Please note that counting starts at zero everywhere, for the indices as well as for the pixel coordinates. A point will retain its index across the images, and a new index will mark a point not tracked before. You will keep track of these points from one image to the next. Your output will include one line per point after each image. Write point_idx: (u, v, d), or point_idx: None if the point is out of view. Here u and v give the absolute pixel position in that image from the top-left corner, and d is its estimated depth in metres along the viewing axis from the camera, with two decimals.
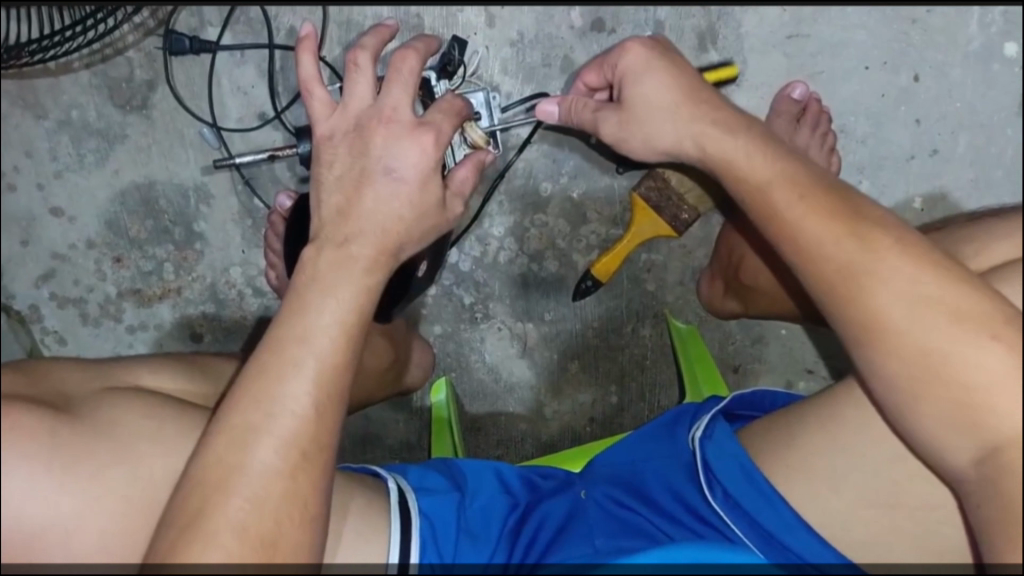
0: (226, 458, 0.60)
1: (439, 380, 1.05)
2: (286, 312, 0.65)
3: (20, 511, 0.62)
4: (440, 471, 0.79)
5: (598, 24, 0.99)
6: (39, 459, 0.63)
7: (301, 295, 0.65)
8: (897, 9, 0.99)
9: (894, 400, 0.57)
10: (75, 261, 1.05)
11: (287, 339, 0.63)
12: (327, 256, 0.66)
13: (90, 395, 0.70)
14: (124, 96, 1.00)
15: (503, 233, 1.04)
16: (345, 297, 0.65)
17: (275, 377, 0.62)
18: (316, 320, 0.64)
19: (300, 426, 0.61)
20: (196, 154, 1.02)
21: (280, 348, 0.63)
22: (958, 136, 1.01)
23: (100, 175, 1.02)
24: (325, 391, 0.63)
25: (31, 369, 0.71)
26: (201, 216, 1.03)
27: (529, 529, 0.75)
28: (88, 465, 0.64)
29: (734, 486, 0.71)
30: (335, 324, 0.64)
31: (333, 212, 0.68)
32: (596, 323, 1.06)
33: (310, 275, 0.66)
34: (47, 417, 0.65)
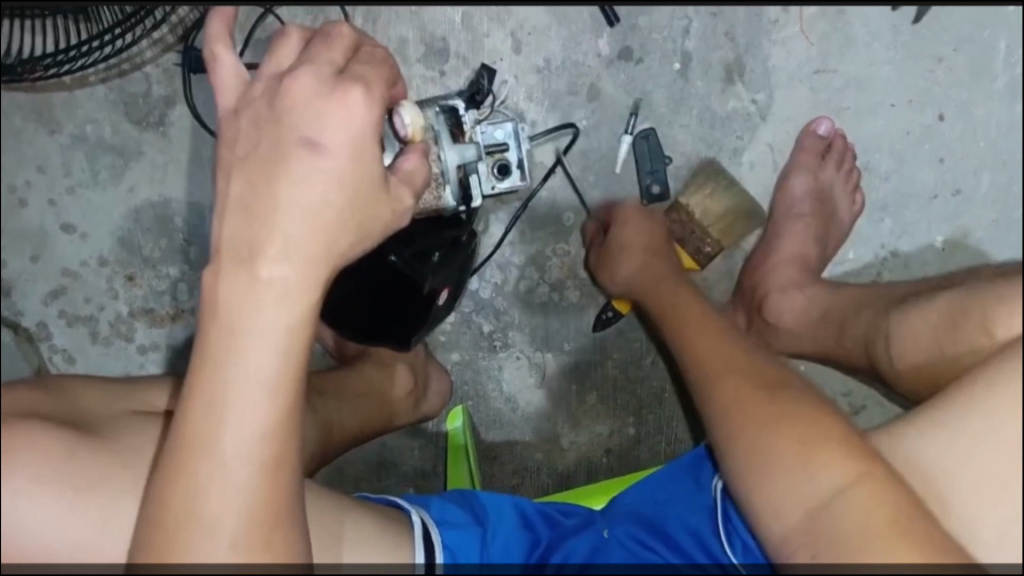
0: (166, 517, 0.53)
1: (456, 408, 1.04)
2: (201, 364, 0.53)
3: (31, 537, 0.59)
4: (460, 504, 0.75)
5: (626, 53, 0.98)
6: (53, 485, 0.59)
7: (216, 330, 0.53)
8: (924, 47, 0.97)
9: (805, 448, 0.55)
10: (87, 279, 1.03)
11: (207, 396, 0.52)
12: (252, 286, 0.53)
13: (110, 418, 0.68)
14: (140, 113, 0.98)
15: (524, 261, 1.03)
16: (268, 339, 0.53)
17: (201, 440, 0.52)
18: (244, 355, 0.52)
19: (246, 491, 0.52)
20: (213, 173, 0.99)
21: (198, 405, 0.53)
22: (980, 174, 0.99)
23: (114, 192, 1.00)
24: (269, 432, 0.53)
25: (52, 388, 0.69)
26: (216, 235, 1.00)
27: (551, 572, 0.72)
28: (104, 489, 0.60)
29: (756, 534, 0.67)
30: (272, 364, 0.53)
31: (242, 229, 0.53)
32: (615, 355, 1.05)
33: (219, 316, 0.53)
34: (66, 439, 0.62)
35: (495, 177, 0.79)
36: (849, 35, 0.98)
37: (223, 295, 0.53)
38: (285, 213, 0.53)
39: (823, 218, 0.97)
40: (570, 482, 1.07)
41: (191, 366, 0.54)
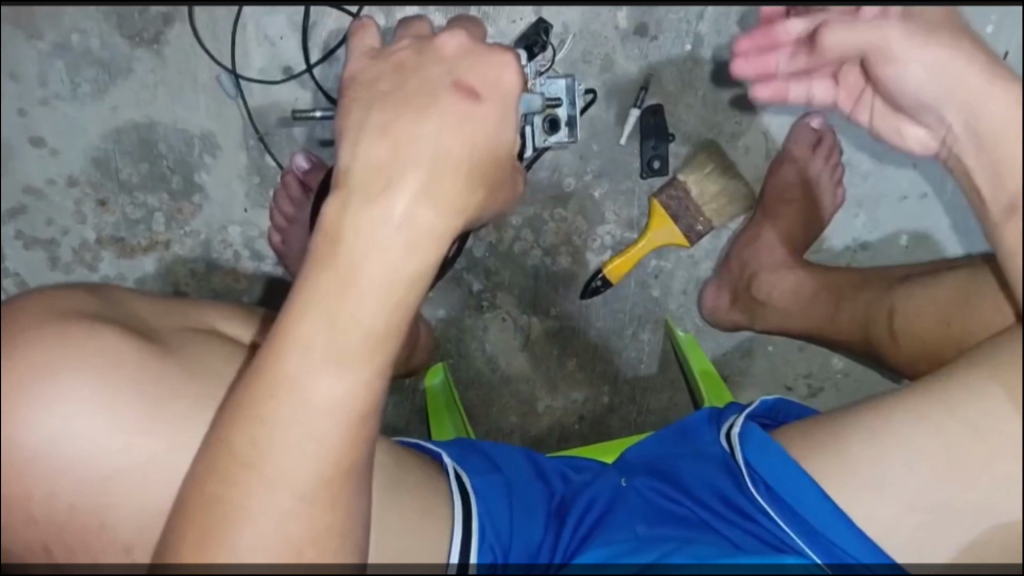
0: (235, 447, 0.55)
1: (436, 364, 1.03)
2: (313, 279, 0.57)
3: (93, 447, 0.56)
4: (477, 454, 0.81)
5: (642, 28, 0.99)
6: (123, 394, 0.57)
7: (333, 263, 0.57)
8: None
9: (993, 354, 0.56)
10: (53, 199, 0.95)
11: (313, 310, 0.56)
12: (364, 209, 0.58)
13: (168, 331, 0.64)
14: (134, 28, 0.93)
15: (521, 223, 1.03)
16: (380, 269, 0.57)
17: (300, 352, 0.56)
18: (358, 295, 0.57)
19: (341, 410, 0.56)
20: (208, 101, 0.95)
21: (302, 319, 0.56)
22: (947, 182, 1.08)
23: (95, 109, 0.94)
24: (361, 383, 0.57)
25: (103, 293, 0.65)
26: (204, 166, 0.96)
27: (572, 515, 0.77)
28: (174, 405, 0.58)
29: (773, 478, 0.73)
30: (383, 310, 0.57)
31: (374, 163, 0.59)
32: (599, 324, 1.06)
33: (334, 237, 0.58)
34: (136, 347, 0.59)
35: (546, 132, 0.80)
36: None
37: (350, 226, 0.58)
38: (411, 153, 0.59)
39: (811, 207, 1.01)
40: (541, 446, 1.07)
41: (300, 281, 0.58)
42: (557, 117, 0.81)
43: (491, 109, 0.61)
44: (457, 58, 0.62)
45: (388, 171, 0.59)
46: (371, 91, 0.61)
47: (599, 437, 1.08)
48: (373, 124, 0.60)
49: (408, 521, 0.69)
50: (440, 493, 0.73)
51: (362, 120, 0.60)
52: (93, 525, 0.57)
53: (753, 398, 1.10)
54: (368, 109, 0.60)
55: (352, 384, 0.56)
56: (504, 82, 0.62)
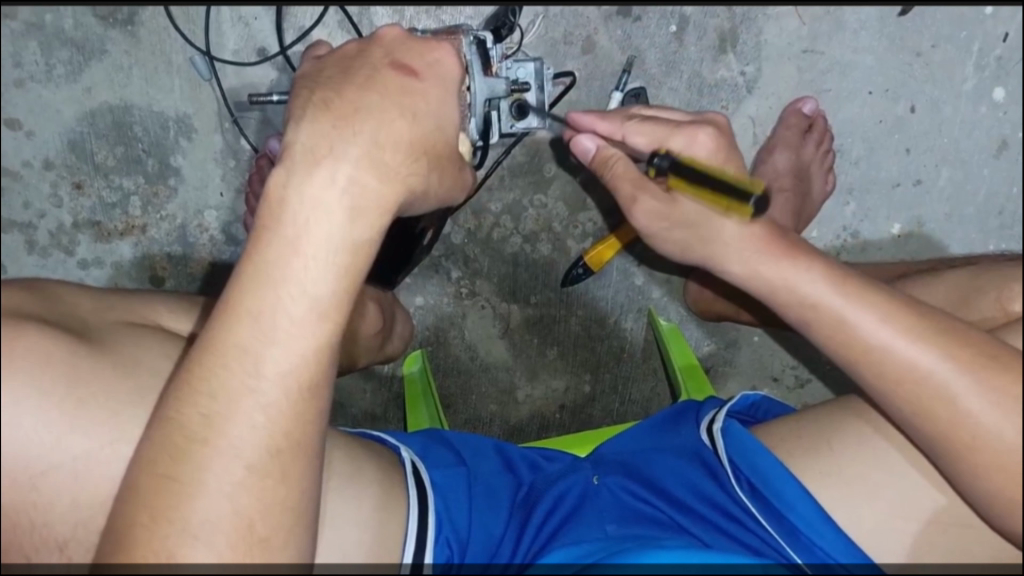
0: (186, 422, 0.52)
1: (415, 352, 1.02)
2: (268, 252, 0.54)
3: (22, 447, 0.55)
4: (443, 446, 0.79)
5: (625, 9, 0.97)
6: (51, 392, 0.56)
7: (277, 232, 0.54)
8: (905, 40, 1.02)
9: (934, 436, 0.59)
10: (28, 181, 0.95)
11: (263, 281, 0.53)
12: (319, 178, 0.55)
13: (106, 327, 0.64)
14: (107, 8, 0.92)
15: (500, 209, 1.02)
16: (331, 231, 0.55)
17: (249, 328, 0.53)
18: (305, 265, 0.54)
19: (288, 386, 0.53)
20: (182, 83, 0.94)
21: (261, 292, 0.53)
22: (941, 169, 1.05)
23: (69, 91, 0.93)
24: (310, 353, 0.54)
25: (37, 290, 0.64)
26: (179, 150, 0.95)
27: (539, 508, 0.77)
28: (101, 405, 0.57)
29: (758, 476, 0.72)
30: (330, 278, 0.54)
31: (325, 130, 0.56)
32: (580, 312, 1.05)
33: (278, 203, 0.55)
34: (66, 346, 0.58)
35: (513, 118, 0.77)
36: (840, 22, 1.01)
37: (295, 195, 0.54)
38: (364, 121, 0.56)
39: (801, 195, 0.97)
40: (522, 435, 1.06)
41: (248, 250, 0.54)
42: (525, 104, 0.77)
43: (430, 85, 0.60)
44: (396, 43, 0.61)
45: (328, 138, 0.55)
46: (317, 79, 0.59)
47: (580, 427, 1.07)
48: (313, 103, 0.57)
49: (363, 513, 0.67)
50: (397, 483, 0.72)
51: (306, 101, 0.57)
52: (22, 525, 0.56)
53: (737, 388, 1.08)
54: (315, 90, 0.58)
55: (299, 356, 0.53)
56: (443, 66, 0.61)
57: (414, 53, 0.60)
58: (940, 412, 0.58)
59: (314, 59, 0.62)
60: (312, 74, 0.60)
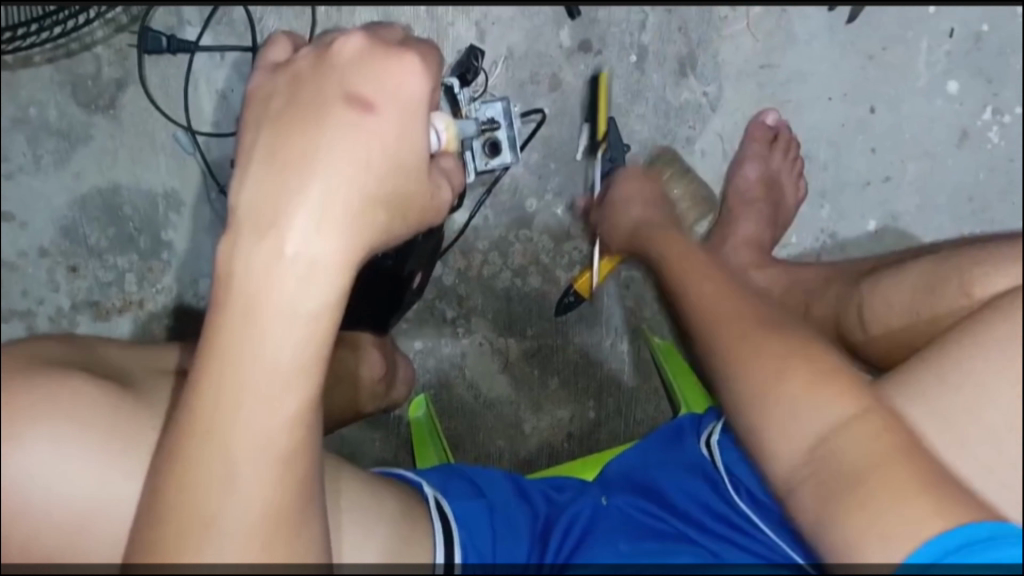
0: (165, 500, 0.50)
1: (418, 397, 1.03)
2: (227, 320, 0.50)
3: (62, 486, 0.57)
4: (460, 479, 0.80)
5: (585, 45, 1.01)
6: (89, 430, 0.58)
7: (235, 297, 0.50)
8: (858, 45, 1.06)
9: (750, 417, 0.63)
10: (25, 270, 0.97)
11: (227, 350, 0.50)
12: (269, 241, 0.50)
13: (139, 372, 0.66)
14: (89, 95, 0.95)
15: (487, 247, 1.05)
16: (287, 294, 0.50)
17: (216, 402, 0.50)
18: (264, 332, 0.50)
19: (264, 458, 0.50)
20: (167, 159, 0.96)
21: (224, 360, 0.50)
22: (907, 164, 1.09)
23: (57, 179, 0.96)
24: (281, 422, 0.50)
25: (78, 345, 0.68)
26: (170, 224, 0.97)
27: (558, 532, 0.77)
28: (133, 443, 0.58)
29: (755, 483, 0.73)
30: (293, 343, 0.50)
31: (270, 186, 0.50)
32: (576, 339, 1.07)
33: (231, 270, 0.51)
34: (105, 393, 0.60)
35: (487, 156, 0.81)
36: (793, 34, 1.05)
37: (245, 262, 0.50)
38: (311, 172, 0.50)
39: (773, 202, 1.02)
40: (533, 468, 1.07)
41: (211, 315, 0.51)
42: (496, 141, 0.81)
43: (389, 117, 0.51)
44: (348, 64, 0.52)
45: (277, 198, 0.50)
46: (264, 113, 0.53)
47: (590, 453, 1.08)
48: (258, 155, 0.51)
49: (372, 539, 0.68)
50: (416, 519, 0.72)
51: (251, 153, 0.51)
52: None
53: None
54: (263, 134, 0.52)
55: (272, 425, 0.50)
56: None
57: (369, 78, 0.51)
58: (764, 403, 0.62)
59: (268, 75, 0.55)
60: (262, 101, 0.53)
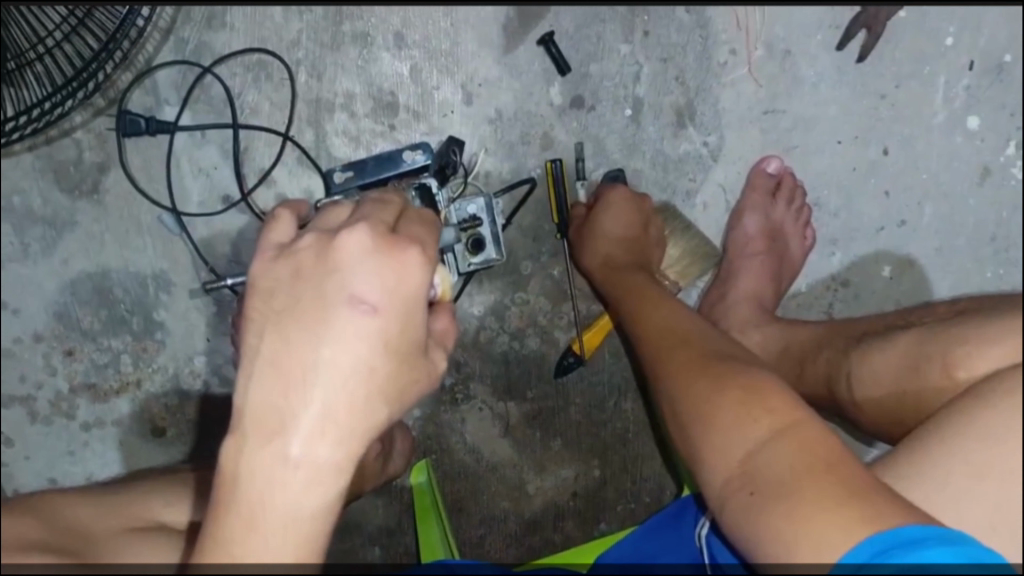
0: None
1: (419, 462, 1.02)
2: (224, 524, 0.47)
3: None
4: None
5: (578, 101, 0.96)
6: None
7: (234, 505, 0.47)
8: (868, 85, 1.00)
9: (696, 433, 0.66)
10: (21, 356, 0.97)
11: (221, 560, 0.47)
12: (275, 458, 0.47)
13: (110, 540, 0.65)
14: (72, 180, 0.93)
15: (484, 311, 1.01)
16: (294, 503, 0.47)
17: None
18: (263, 543, 0.47)
19: None
20: (154, 241, 0.95)
21: (213, 570, 0.47)
22: (924, 207, 1.03)
23: (47, 265, 0.95)
24: None
25: (38, 508, 0.67)
26: (161, 304, 0.96)
27: None
28: None
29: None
30: (290, 550, 0.47)
31: (272, 394, 0.46)
32: (578, 400, 1.04)
33: (231, 476, 0.47)
34: (68, 573, 0.59)
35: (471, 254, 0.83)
36: (798, 76, 0.99)
37: (245, 473, 0.47)
38: (316, 384, 0.46)
39: (777, 256, 0.98)
40: (540, 528, 1.06)
41: (209, 518, 0.48)
42: (480, 237, 0.82)
43: (408, 305, 0.47)
44: (352, 261, 0.47)
45: (281, 409, 0.46)
46: (266, 307, 0.48)
47: (596, 512, 1.06)
48: (260, 361, 0.47)
49: None
50: None
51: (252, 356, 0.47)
52: None
53: None
54: (262, 329, 0.47)
55: None
56: None
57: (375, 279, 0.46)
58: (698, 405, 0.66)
59: (270, 259, 0.49)
60: (263, 296, 0.48)
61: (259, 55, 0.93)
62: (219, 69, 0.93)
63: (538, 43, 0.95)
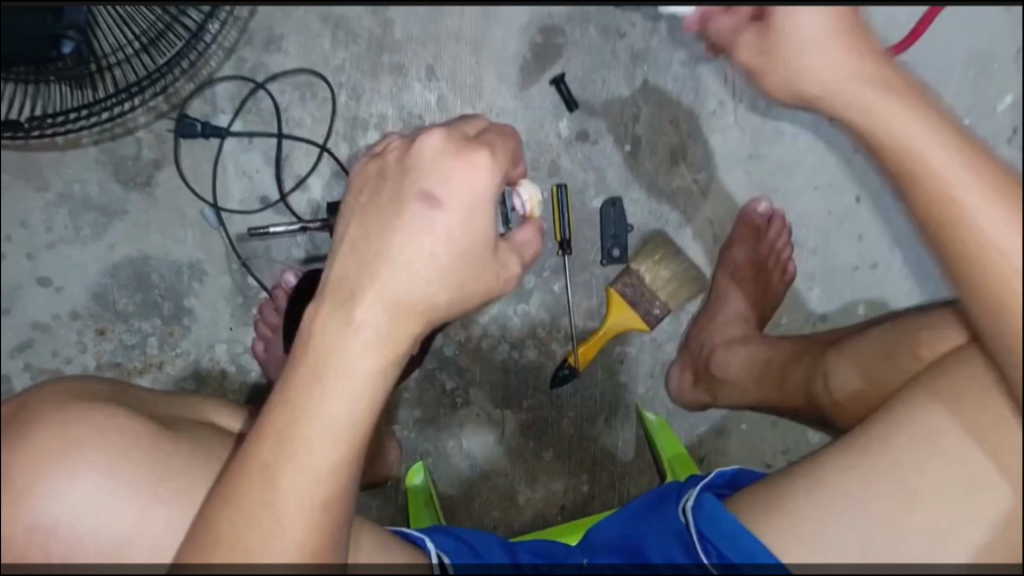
0: (219, 540, 0.55)
1: (415, 465, 1.06)
2: (300, 379, 0.56)
3: (103, 516, 0.62)
4: (456, 540, 0.82)
5: (583, 135, 1.09)
6: (137, 462, 0.64)
7: (311, 361, 0.56)
8: (842, 139, 1.12)
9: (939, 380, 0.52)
10: (57, 332, 1.05)
11: (297, 409, 0.56)
12: (347, 326, 0.56)
13: (183, 423, 0.73)
14: (129, 173, 1.04)
15: (487, 319, 1.10)
16: (358, 363, 0.56)
17: (281, 455, 0.55)
18: (332, 395, 0.56)
19: (307, 514, 0.55)
20: (194, 233, 1.05)
21: (288, 417, 0.56)
22: (895, 252, 1.13)
23: (94, 248, 1.05)
24: (324, 478, 0.55)
25: (120, 388, 0.76)
26: (192, 292, 1.05)
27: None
28: (175, 479, 0.65)
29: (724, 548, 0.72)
30: (350, 405, 0.56)
31: (350, 271, 0.57)
32: (571, 413, 1.10)
33: (309, 338, 0.57)
34: (151, 428, 0.67)
35: None
36: (780, 128, 1.11)
37: (323, 335, 0.57)
38: (389, 264, 0.57)
39: (761, 285, 1.07)
40: None
41: (285, 376, 0.58)
42: None
43: (460, 204, 0.57)
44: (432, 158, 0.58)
45: (359, 282, 0.57)
46: (354, 203, 0.60)
47: None
48: (345, 244, 0.58)
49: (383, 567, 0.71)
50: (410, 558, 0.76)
51: (342, 235, 0.59)
52: None
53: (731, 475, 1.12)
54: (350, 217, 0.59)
55: (320, 480, 0.55)
56: None
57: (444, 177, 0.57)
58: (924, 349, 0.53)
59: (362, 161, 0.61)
60: (354, 192, 0.60)
61: (308, 76, 1.06)
62: (272, 85, 1.06)
63: (551, 83, 1.07)
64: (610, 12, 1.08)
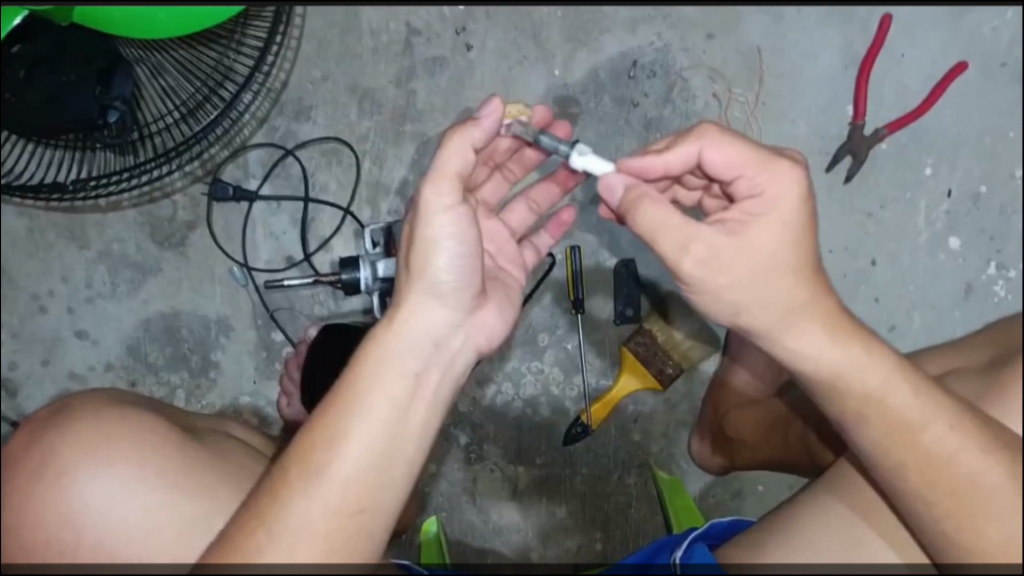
0: (273, 502, 0.59)
1: (429, 518, 1.08)
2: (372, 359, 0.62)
3: (130, 508, 0.67)
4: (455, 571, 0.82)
5: (596, 199, 1.12)
6: (167, 461, 0.70)
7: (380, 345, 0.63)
8: (855, 203, 1.13)
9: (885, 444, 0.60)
10: (91, 383, 1.10)
11: (367, 387, 0.61)
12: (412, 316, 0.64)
13: (207, 430, 0.80)
14: (163, 234, 1.10)
15: (501, 376, 1.12)
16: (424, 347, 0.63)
17: (343, 425, 0.60)
18: (402, 374, 0.62)
19: (356, 482, 0.59)
20: (223, 290, 1.10)
21: (356, 393, 0.61)
22: (912, 314, 1.12)
23: (130, 304, 1.10)
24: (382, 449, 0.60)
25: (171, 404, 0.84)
26: (219, 346, 1.10)
27: None
28: (199, 482, 0.70)
29: None
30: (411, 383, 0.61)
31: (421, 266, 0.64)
32: (584, 471, 1.11)
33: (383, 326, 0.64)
34: (176, 435, 0.72)
35: None
36: None
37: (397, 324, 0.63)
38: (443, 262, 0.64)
39: None
40: None
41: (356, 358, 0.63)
42: None
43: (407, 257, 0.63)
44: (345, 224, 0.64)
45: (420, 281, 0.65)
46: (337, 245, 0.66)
47: None
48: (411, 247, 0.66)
49: None
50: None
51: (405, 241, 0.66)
52: None
53: None
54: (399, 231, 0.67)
55: (375, 452, 0.59)
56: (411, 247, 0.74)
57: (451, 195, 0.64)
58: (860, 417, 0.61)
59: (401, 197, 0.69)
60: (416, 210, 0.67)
61: (334, 143, 1.11)
62: (300, 152, 1.11)
63: None
64: (623, 82, 1.12)
